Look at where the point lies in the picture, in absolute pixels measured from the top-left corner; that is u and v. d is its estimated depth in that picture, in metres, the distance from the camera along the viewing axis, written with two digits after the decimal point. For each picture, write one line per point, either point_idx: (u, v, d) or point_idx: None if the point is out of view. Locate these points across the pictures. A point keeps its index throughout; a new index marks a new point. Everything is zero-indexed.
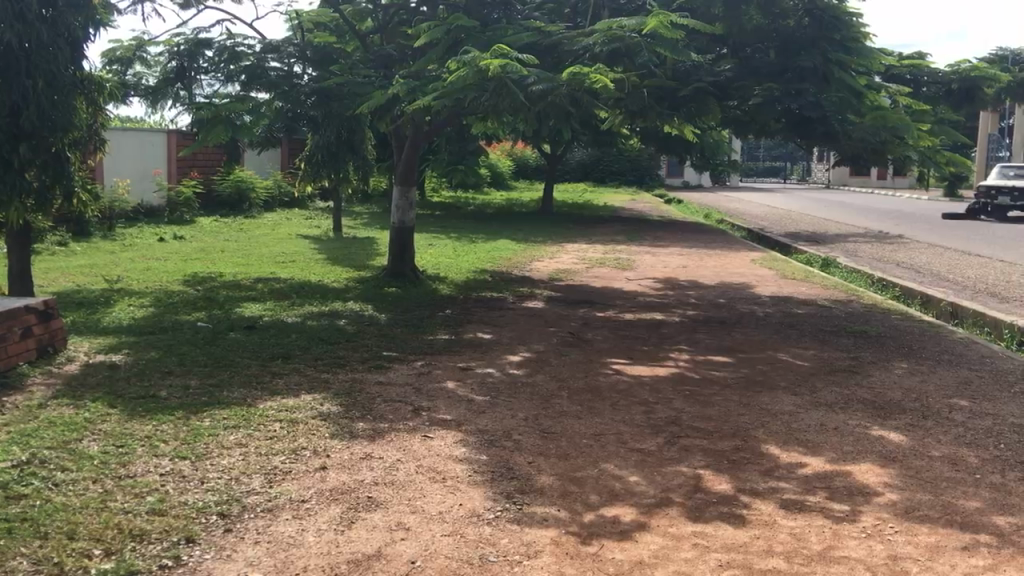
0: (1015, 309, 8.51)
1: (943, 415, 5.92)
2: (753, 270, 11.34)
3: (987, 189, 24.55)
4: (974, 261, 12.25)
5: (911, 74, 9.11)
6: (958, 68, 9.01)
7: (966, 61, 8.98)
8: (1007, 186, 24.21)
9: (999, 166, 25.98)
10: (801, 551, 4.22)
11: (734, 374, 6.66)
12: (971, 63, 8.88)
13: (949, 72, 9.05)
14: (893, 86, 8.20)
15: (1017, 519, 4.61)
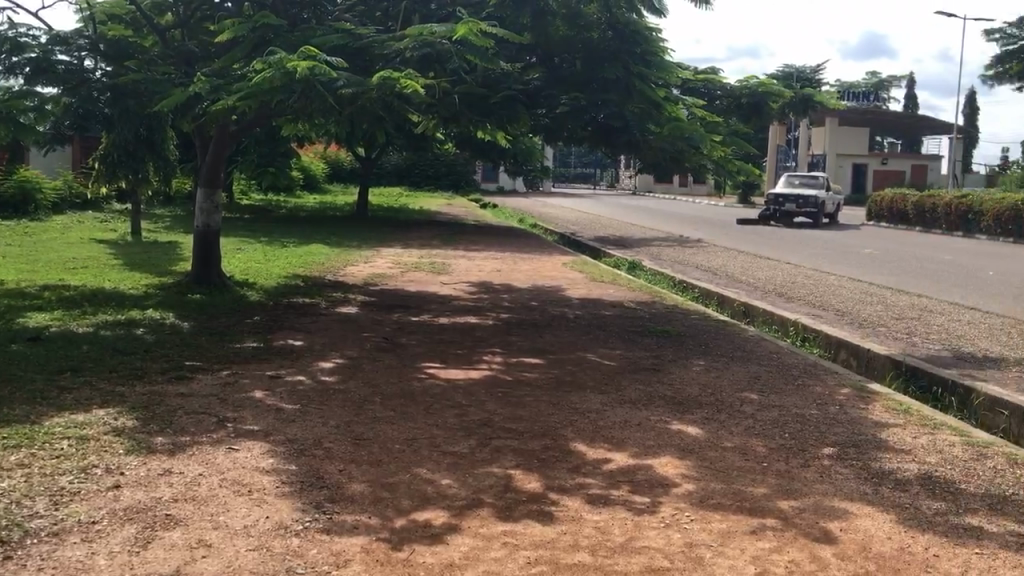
0: (799, 307, 9.24)
1: (735, 407, 6.32)
2: (564, 273, 11.69)
3: (775, 197, 26.41)
4: (764, 263, 13.18)
5: (706, 87, 9.67)
6: (747, 83, 9.64)
7: (753, 77, 9.60)
8: (793, 194, 26.17)
9: (787, 175, 28.07)
10: (605, 543, 4.39)
11: (544, 375, 6.84)
12: (759, 79, 9.52)
13: (740, 87, 9.64)
14: (689, 99, 8.70)
15: (798, 503, 5.01)
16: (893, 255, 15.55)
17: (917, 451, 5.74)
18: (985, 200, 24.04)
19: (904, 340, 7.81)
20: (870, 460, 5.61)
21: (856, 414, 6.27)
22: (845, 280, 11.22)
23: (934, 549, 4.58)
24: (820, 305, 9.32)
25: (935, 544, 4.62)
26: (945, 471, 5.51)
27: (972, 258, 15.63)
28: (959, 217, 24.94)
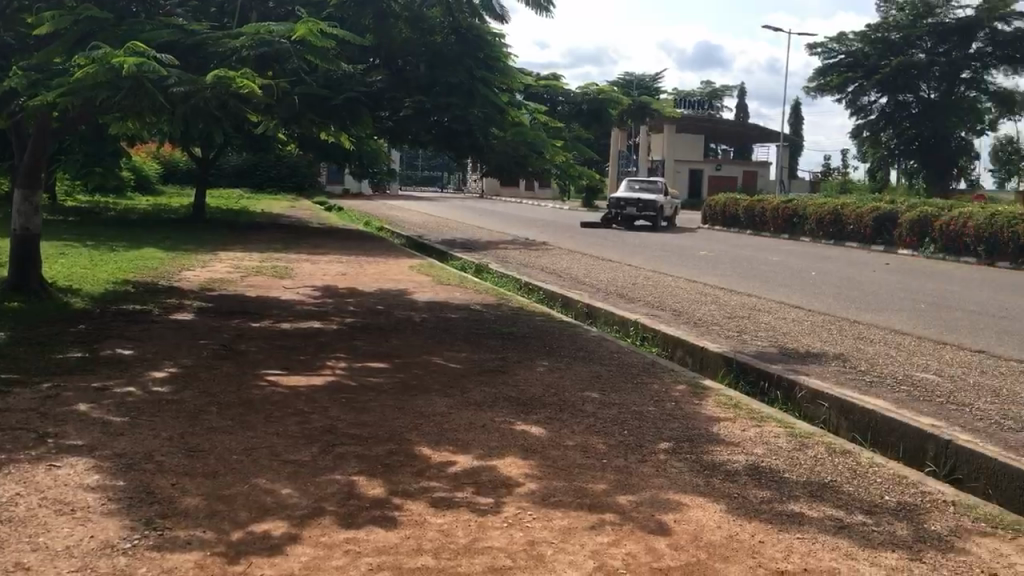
0: (639, 307, 9.58)
1: (576, 406, 6.48)
2: (410, 276, 11.67)
3: (617, 201, 27.36)
4: (607, 265, 13.59)
5: (549, 94, 9.90)
6: (588, 90, 9.92)
7: (593, 84, 9.93)
8: (633, 198, 27.14)
9: (628, 179, 29.01)
10: (448, 546, 4.41)
11: (389, 379, 6.79)
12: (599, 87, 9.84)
13: (581, 94, 9.91)
14: (532, 104, 8.94)
15: (635, 497, 5.18)
16: (726, 257, 16.37)
17: (745, 443, 6.05)
18: (807, 203, 25.65)
19: (735, 338, 8.23)
20: (703, 453, 5.87)
21: (691, 409, 6.56)
22: (681, 281, 11.71)
23: (760, 535, 4.84)
24: (659, 305, 9.69)
25: (761, 531, 4.89)
26: (771, 461, 5.83)
27: (797, 259, 16.66)
28: (784, 220, 26.54)
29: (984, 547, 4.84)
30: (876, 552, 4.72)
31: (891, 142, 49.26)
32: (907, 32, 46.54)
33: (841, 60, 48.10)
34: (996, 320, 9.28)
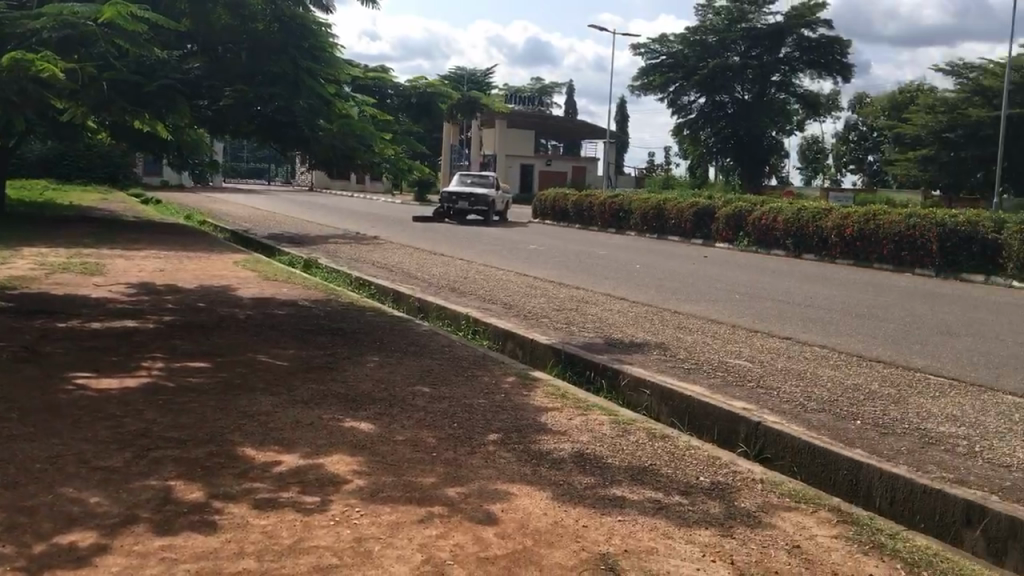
0: (470, 301, 9.69)
1: (406, 401, 6.46)
2: (235, 272, 11.29)
3: (449, 195, 27.56)
4: (439, 259, 13.65)
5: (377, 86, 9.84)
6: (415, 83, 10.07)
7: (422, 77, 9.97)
8: (465, 193, 27.44)
9: (459, 175, 29.33)
10: (272, 547, 4.30)
11: (210, 379, 6.55)
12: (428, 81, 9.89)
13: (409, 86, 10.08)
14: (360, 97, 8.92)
15: (464, 488, 5.22)
16: (555, 251, 16.78)
17: (571, 432, 6.22)
18: (632, 199, 26.63)
19: (564, 329, 8.45)
20: (530, 443, 5.99)
21: (520, 400, 6.67)
22: (513, 274, 11.90)
23: (584, 520, 4.98)
24: (490, 299, 9.81)
25: (584, 516, 5.04)
26: (595, 448, 6.02)
27: (624, 253, 17.29)
28: (610, 215, 27.47)
29: (788, 520, 5.19)
30: (691, 531, 4.97)
31: (709, 140, 52.05)
32: (723, 36, 49.67)
33: (662, 61, 50.98)
34: (801, 308, 9.96)
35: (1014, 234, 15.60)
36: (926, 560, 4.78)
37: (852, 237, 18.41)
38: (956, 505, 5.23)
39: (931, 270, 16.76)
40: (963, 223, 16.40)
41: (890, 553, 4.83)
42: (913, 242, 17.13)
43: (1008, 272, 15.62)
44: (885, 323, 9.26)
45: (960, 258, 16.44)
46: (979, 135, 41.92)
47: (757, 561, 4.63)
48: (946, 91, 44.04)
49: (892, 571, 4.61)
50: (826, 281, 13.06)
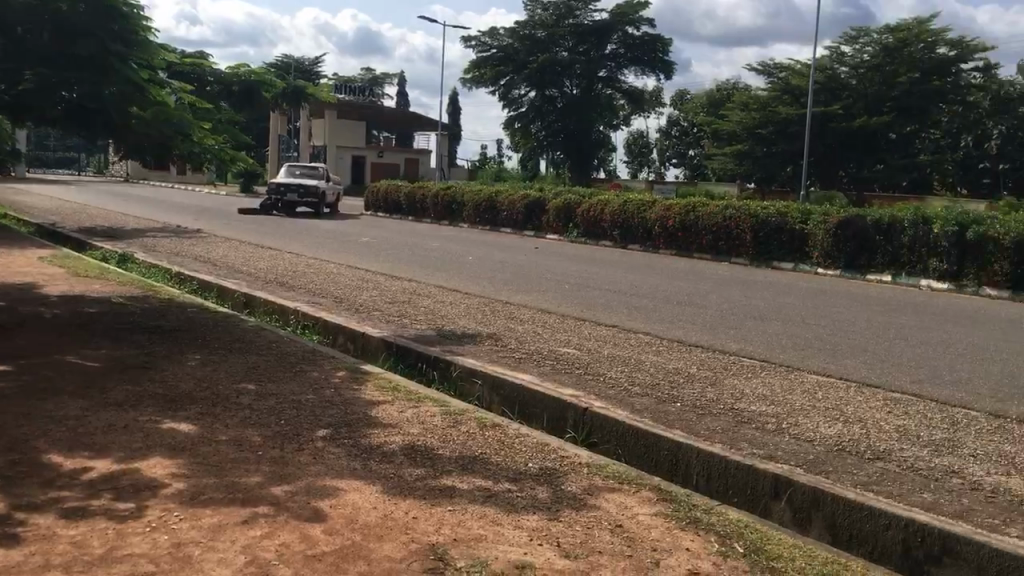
0: (300, 295, 9.50)
1: (230, 400, 6.27)
2: (41, 269, 10.59)
3: (275, 187, 26.97)
4: (266, 253, 13.30)
5: (198, 73, 9.46)
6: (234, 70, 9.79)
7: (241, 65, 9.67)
8: (294, 184, 26.93)
9: (287, 166, 28.76)
10: (82, 558, 4.08)
11: (12, 384, 6.12)
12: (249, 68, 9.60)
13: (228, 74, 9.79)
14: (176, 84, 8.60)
15: (290, 486, 5.12)
16: (387, 243, 16.67)
17: (402, 424, 6.22)
18: (465, 191, 26.79)
19: (395, 322, 8.42)
20: (360, 437, 5.94)
21: (349, 395, 6.60)
22: (344, 267, 11.74)
23: (413, 512, 4.99)
24: (320, 293, 9.63)
25: (414, 508, 5.04)
26: (426, 439, 6.04)
27: (458, 245, 17.37)
28: (443, 207, 27.61)
29: (611, 501, 5.37)
30: (519, 516, 5.06)
31: (539, 133, 53.17)
32: (552, 31, 51.37)
33: (492, 54, 52.07)
34: (626, 297, 10.33)
35: (817, 225, 16.73)
36: (737, 531, 5.07)
37: (674, 228, 19.29)
38: (764, 479, 5.58)
39: (746, 258, 17.64)
40: (772, 214, 17.43)
41: (705, 527, 5.09)
42: (728, 233, 18.02)
43: (813, 260, 16.72)
44: (703, 310, 9.74)
45: (770, 248, 17.48)
46: (789, 131, 44.71)
47: (581, 542, 4.77)
48: (758, 89, 46.62)
49: (706, 544, 4.87)
50: (650, 271, 13.59)
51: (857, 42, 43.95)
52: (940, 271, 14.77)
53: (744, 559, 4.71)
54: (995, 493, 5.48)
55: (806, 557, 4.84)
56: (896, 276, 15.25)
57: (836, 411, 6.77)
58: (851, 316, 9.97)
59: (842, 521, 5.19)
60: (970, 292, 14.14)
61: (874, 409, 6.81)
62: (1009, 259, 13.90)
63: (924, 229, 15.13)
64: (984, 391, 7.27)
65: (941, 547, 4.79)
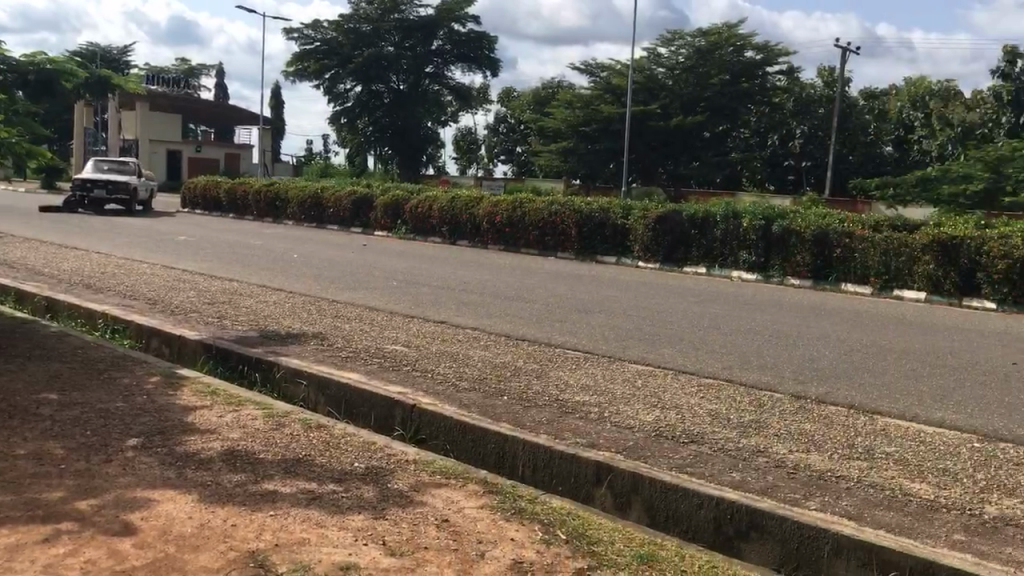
0: (111, 297, 9.02)
1: (30, 411, 5.87)
2: None
3: (81, 183, 25.44)
4: (70, 254, 12.52)
5: None
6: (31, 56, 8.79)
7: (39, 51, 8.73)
8: (102, 180, 25.51)
9: (94, 161, 27.17)
10: None
11: None
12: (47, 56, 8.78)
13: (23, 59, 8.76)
14: None
15: (98, 500, 4.85)
16: (206, 242, 16.04)
17: (221, 429, 6.01)
18: (290, 189, 26.18)
19: (214, 324, 8.13)
20: (175, 444, 5.69)
21: (163, 401, 6.34)
22: (159, 268, 11.21)
23: (232, 519, 4.82)
24: (132, 295, 9.16)
25: (233, 515, 4.87)
26: (246, 444, 5.85)
27: (283, 243, 16.93)
28: (267, 204, 26.85)
29: (437, 497, 5.38)
30: (344, 517, 4.98)
31: (367, 129, 52.54)
32: (377, 25, 51.02)
33: (316, 48, 50.91)
34: (454, 293, 10.41)
35: (638, 220, 17.39)
36: (561, 519, 5.21)
37: (501, 224, 19.62)
38: (587, 467, 5.75)
39: (572, 252, 18.30)
40: (596, 210, 18.09)
41: (529, 517, 5.19)
42: (554, 228, 18.58)
43: (634, 254, 17.41)
44: (529, 304, 9.94)
45: (594, 243, 18.10)
46: (610, 130, 45.70)
47: (407, 539, 4.75)
48: (583, 89, 47.31)
49: (530, 533, 4.96)
50: (478, 266, 13.73)
51: (673, 44, 45.38)
52: (749, 262, 15.64)
53: (566, 545, 4.84)
54: (796, 469, 5.87)
55: (624, 540, 5.03)
56: (710, 269, 16.08)
57: (654, 398, 7.06)
58: (668, 307, 10.43)
59: (660, 504, 5.43)
60: (776, 282, 15.08)
61: (689, 395, 7.15)
62: (808, 251, 14.92)
63: (734, 223, 15.99)
64: (787, 373, 7.79)
65: (748, 522, 5.10)
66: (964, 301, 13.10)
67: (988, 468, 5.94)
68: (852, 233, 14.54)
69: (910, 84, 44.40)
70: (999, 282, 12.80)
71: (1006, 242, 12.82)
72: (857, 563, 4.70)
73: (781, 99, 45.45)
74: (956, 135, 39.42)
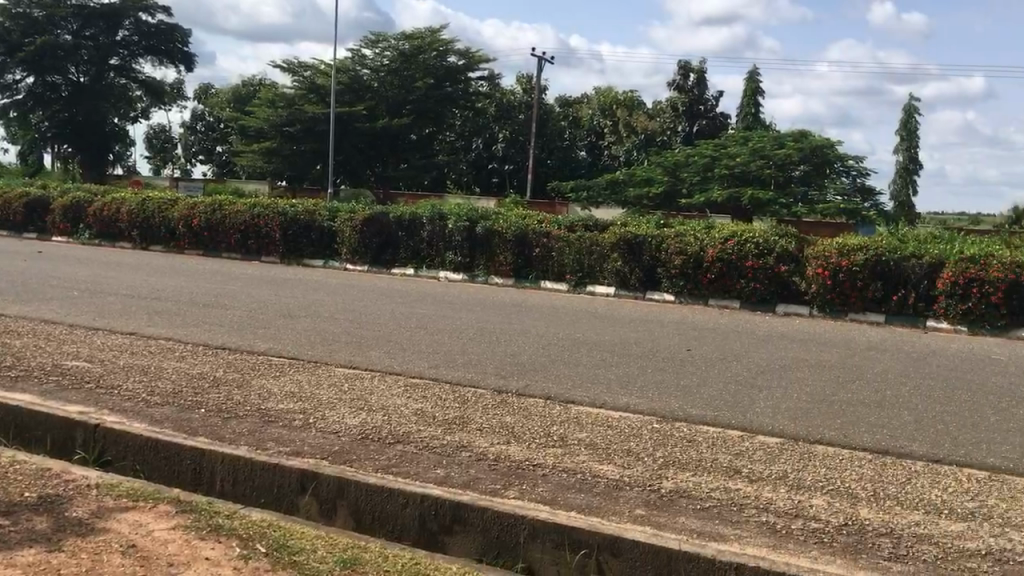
0: None
1: None
2: None
3: None
4: None
5: None
6: None
7: None
8: None
9: None
10: None
11: None
12: None
13: None
14: None
15: None
16: None
17: None
18: None
19: None
20: None
21: None
22: None
23: None
24: None
25: None
26: None
27: None
28: None
29: (124, 521, 4.99)
30: (11, 554, 4.48)
31: (41, 124, 48.25)
32: (50, 11, 46.58)
33: None
34: (142, 301, 9.78)
35: (344, 222, 17.35)
36: (260, 532, 5.00)
37: (200, 227, 18.76)
38: (290, 475, 5.57)
39: (276, 257, 17.91)
40: (301, 212, 17.75)
41: (226, 532, 4.96)
42: (258, 231, 18.06)
43: (341, 256, 17.37)
44: (229, 311, 9.61)
45: (299, 245, 17.82)
46: (314, 131, 43.96)
47: (86, 571, 4.36)
48: (285, 87, 45.41)
49: (227, 550, 4.72)
50: (174, 273, 12.99)
51: (377, 46, 44.96)
52: (455, 263, 16.16)
53: (265, 558, 4.65)
54: (496, 461, 6.07)
55: (327, 546, 4.91)
56: (418, 269, 16.44)
57: (361, 401, 7.01)
58: (376, 309, 10.47)
59: (365, 506, 5.39)
60: (481, 281, 15.69)
61: (396, 396, 7.19)
62: (510, 251, 15.61)
63: (440, 225, 16.38)
64: (489, 369, 8.10)
65: (452, 517, 5.19)
66: (647, 294, 14.34)
67: (664, 446, 6.49)
68: (549, 233, 15.37)
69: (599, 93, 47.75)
70: (676, 275, 14.13)
71: (681, 240, 14.15)
72: (551, 546, 4.93)
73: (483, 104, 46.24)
74: (640, 142, 42.64)
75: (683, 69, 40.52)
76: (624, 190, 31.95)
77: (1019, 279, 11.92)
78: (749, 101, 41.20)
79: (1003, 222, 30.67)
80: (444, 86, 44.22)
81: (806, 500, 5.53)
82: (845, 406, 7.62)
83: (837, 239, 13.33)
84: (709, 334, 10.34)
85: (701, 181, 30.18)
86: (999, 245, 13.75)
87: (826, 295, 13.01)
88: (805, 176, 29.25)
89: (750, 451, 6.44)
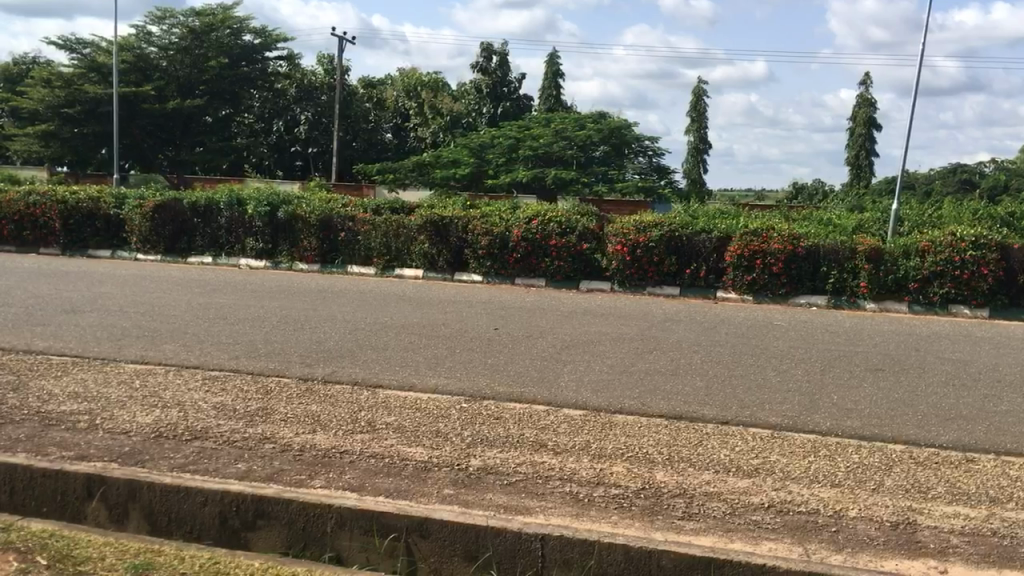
0: None
1: None
2: None
3: None
4: None
5: None
6: None
7: None
8: None
9: None
10: None
11: None
12: None
13: None
14: None
15: None
16: None
17: None
18: None
19: None
20: None
21: None
22: None
23: None
24: None
25: None
26: None
27: None
28: None
29: None
30: None
31: None
32: None
33: None
34: None
35: (133, 210, 16.46)
36: (41, 544, 4.56)
37: None
38: (74, 480, 5.12)
39: (56, 248, 16.72)
40: (83, 199, 16.62)
41: (2, 547, 4.51)
42: (34, 221, 16.75)
43: (131, 246, 16.51)
44: (4, 308, 8.96)
45: (83, 235, 16.72)
46: (98, 112, 40.97)
47: None
48: (61, 65, 41.90)
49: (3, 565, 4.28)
50: None
51: (165, 23, 42.32)
52: (257, 250, 15.70)
53: (46, 571, 4.24)
54: (301, 451, 5.86)
55: (118, 553, 4.53)
56: (216, 258, 15.86)
57: (154, 398, 6.63)
58: (171, 300, 10.01)
59: (160, 507, 5.01)
60: (285, 267, 15.32)
61: (193, 390, 6.86)
62: (315, 236, 15.28)
63: (238, 211, 15.82)
64: (294, 358, 7.92)
65: (254, 511, 4.87)
66: (455, 276, 14.49)
67: (472, 424, 6.54)
68: (354, 217, 15.19)
69: (405, 75, 47.20)
70: (483, 256, 14.30)
71: (487, 220, 14.33)
72: (360, 532, 4.72)
73: (282, 84, 44.77)
74: (447, 124, 42.01)
75: (487, 50, 40.73)
76: (430, 171, 31.44)
77: (796, 249, 12.89)
78: (550, 83, 42.03)
79: (786, 198, 33.31)
80: (239, 66, 42.41)
81: (607, 467, 5.73)
82: (644, 375, 8.01)
83: (634, 217, 13.89)
84: (516, 312, 10.58)
85: (505, 161, 30.32)
86: (777, 219, 14.81)
87: (625, 271, 13.60)
88: (605, 157, 30.65)
89: (554, 425, 6.61)
